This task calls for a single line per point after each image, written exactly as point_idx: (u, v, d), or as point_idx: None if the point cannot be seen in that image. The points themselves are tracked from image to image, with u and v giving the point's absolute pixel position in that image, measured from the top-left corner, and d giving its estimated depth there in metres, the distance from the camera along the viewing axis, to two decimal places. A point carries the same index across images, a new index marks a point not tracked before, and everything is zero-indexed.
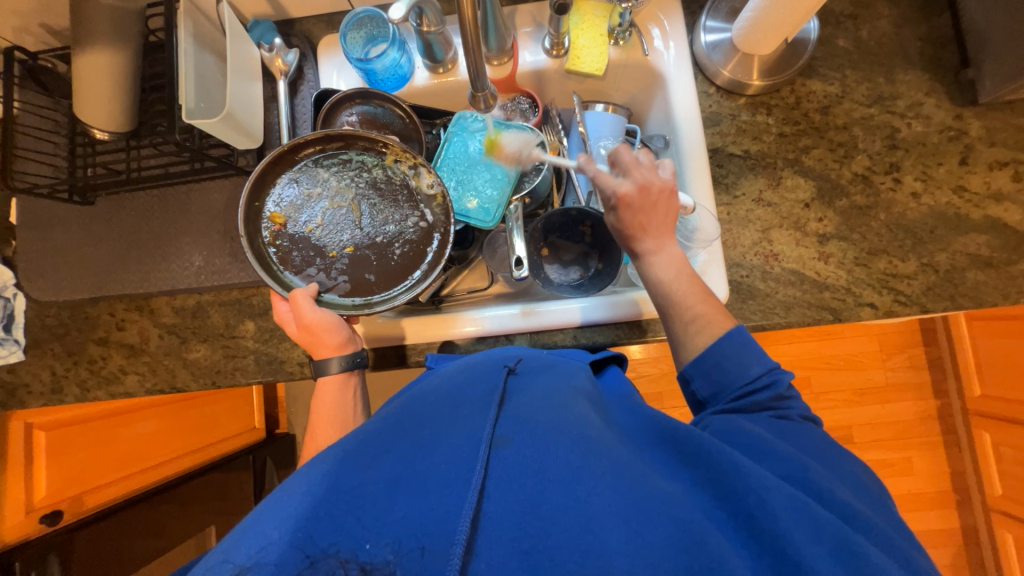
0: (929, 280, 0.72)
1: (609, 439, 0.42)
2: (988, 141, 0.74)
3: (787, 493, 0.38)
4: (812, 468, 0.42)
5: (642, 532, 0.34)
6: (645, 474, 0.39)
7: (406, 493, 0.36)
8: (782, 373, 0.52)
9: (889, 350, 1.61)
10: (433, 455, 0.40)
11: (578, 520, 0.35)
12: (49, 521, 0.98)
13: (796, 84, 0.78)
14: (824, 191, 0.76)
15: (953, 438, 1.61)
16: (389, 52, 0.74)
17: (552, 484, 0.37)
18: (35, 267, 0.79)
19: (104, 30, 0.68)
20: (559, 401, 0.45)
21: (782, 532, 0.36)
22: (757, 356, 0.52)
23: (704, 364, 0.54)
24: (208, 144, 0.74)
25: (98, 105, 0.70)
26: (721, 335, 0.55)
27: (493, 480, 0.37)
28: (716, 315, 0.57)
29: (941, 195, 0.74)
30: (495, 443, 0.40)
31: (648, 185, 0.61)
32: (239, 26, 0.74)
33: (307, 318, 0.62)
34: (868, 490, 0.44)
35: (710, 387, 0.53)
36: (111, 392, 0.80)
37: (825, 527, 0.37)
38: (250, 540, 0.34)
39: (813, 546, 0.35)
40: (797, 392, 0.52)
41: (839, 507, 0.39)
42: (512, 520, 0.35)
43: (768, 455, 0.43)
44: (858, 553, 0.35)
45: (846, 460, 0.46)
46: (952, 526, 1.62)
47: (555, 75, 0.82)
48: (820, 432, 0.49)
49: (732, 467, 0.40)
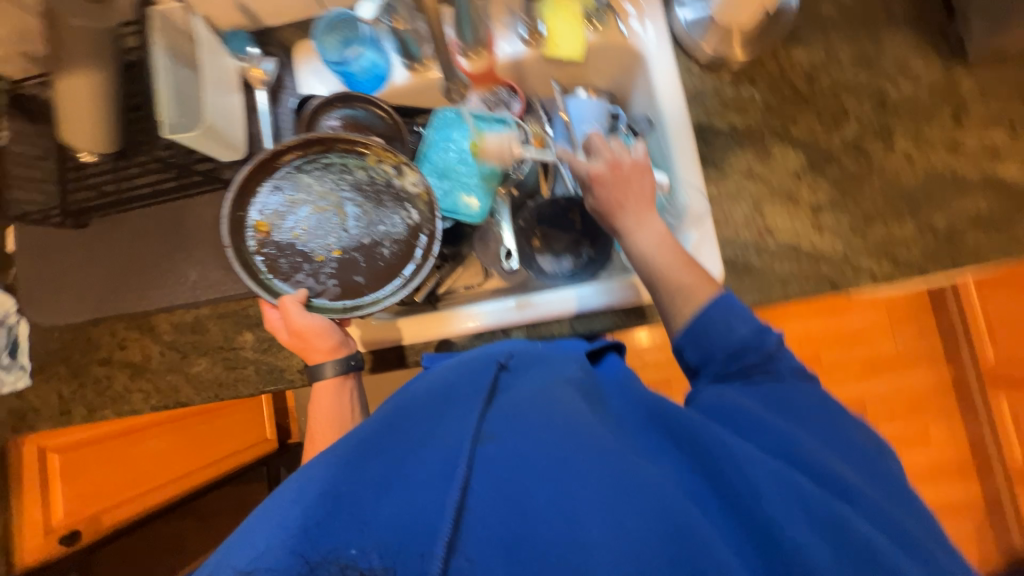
0: (929, 245, 0.71)
1: (598, 426, 0.41)
2: (981, 97, 0.73)
3: (770, 471, 0.39)
4: (800, 440, 0.42)
5: (626, 520, 0.34)
6: (633, 460, 0.39)
7: (391, 494, 0.37)
8: (771, 332, 0.52)
9: (897, 320, 1.59)
10: (418, 455, 0.39)
11: (561, 512, 0.35)
12: (67, 541, 1.04)
13: (779, 54, 0.77)
14: (814, 161, 0.74)
15: (968, 404, 1.59)
16: (365, 53, 0.77)
17: (534, 477, 0.37)
18: (37, 294, 0.80)
19: (81, 53, 0.69)
20: (548, 392, 0.44)
21: (767, 512, 0.36)
22: (741, 317, 0.52)
23: (694, 334, 0.53)
24: (195, 159, 0.77)
25: (84, 130, 0.71)
26: (707, 302, 0.55)
27: (477, 476, 0.37)
28: (701, 284, 0.58)
29: (936, 156, 0.72)
30: (480, 439, 0.40)
31: (619, 163, 0.64)
32: (214, 39, 0.74)
33: (296, 325, 0.63)
34: (864, 456, 0.44)
35: (699, 355, 0.53)
36: (118, 411, 0.81)
37: (810, 500, 0.37)
38: (248, 541, 0.35)
39: (797, 522, 0.36)
40: (788, 349, 0.52)
41: (830, 480, 0.39)
42: (495, 518, 0.35)
43: (758, 430, 0.43)
44: (845, 528, 0.36)
45: (841, 425, 0.46)
46: (975, 494, 1.59)
47: (534, 64, 0.81)
48: (814, 388, 0.49)
49: (719, 447, 0.40)
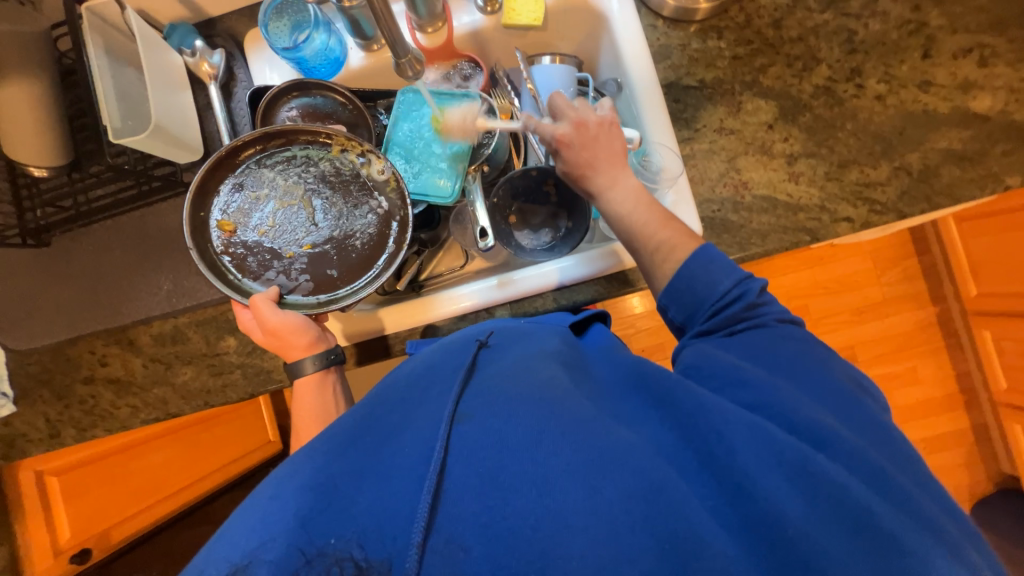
0: (904, 184, 0.71)
1: (575, 397, 0.41)
2: (950, 29, 0.71)
3: (747, 426, 0.39)
4: (781, 391, 0.42)
5: (599, 486, 0.35)
6: (609, 426, 0.39)
7: (371, 482, 0.37)
8: (753, 281, 0.51)
9: (884, 265, 1.61)
10: (397, 442, 0.39)
11: (535, 484, 0.35)
12: (77, 559, 1.06)
13: (744, 1, 0.75)
14: (786, 110, 0.73)
15: (955, 341, 1.63)
16: (315, 36, 0.71)
17: (510, 452, 0.36)
18: (8, 318, 0.78)
19: (14, 60, 0.65)
20: (526, 367, 0.44)
21: (741, 466, 0.37)
22: (723, 269, 0.52)
23: (675, 291, 0.53)
24: (151, 164, 0.74)
25: (29, 141, 0.68)
26: (687, 257, 0.54)
27: (453, 456, 0.37)
28: (681, 238, 0.57)
29: (907, 94, 0.71)
30: (456, 419, 0.39)
31: (585, 122, 0.62)
32: (154, 33, 0.70)
33: (271, 323, 0.61)
34: (848, 399, 0.44)
35: (684, 312, 0.53)
36: (109, 428, 0.80)
37: (785, 450, 0.37)
38: (230, 539, 0.34)
39: (769, 475, 0.36)
40: (771, 297, 0.52)
41: (810, 428, 0.40)
42: (470, 495, 0.35)
43: (738, 384, 0.43)
44: (818, 474, 0.36)
45: (824, 366, 0.46)
46: (964, 427, 1.64)
47: (494, 33, 0.78)
48: (800, 332, 0.49)
49: (695, 407, 0.41)
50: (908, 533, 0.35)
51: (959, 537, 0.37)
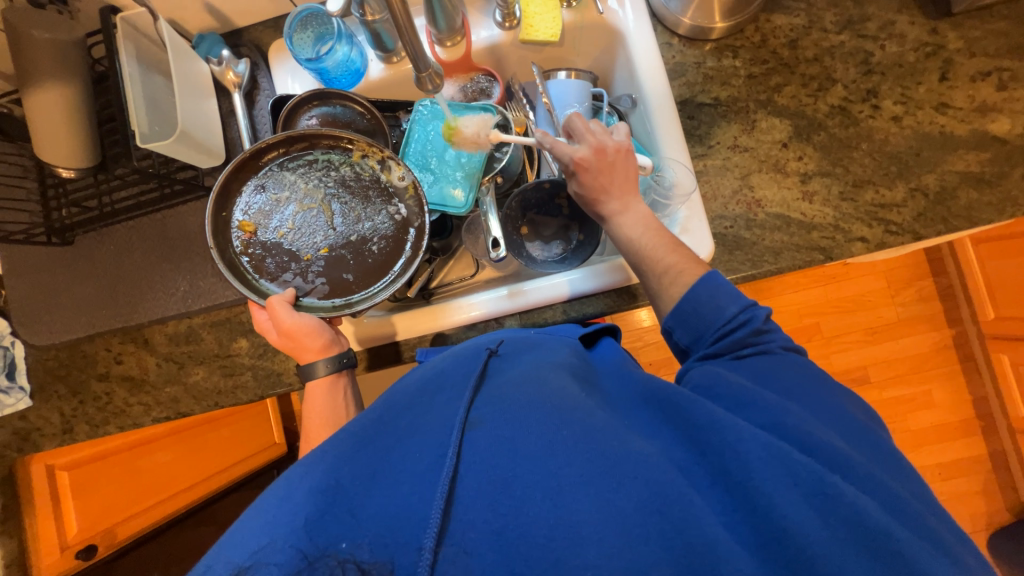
0: (920, 206, 0.70)
1: (587, 407, 0.42)
2: (968, 52, 0.71)
3: (761, 443, 0.38)
4: (790, 413, 0.42)
5: (613, 499, 0.35)
6: (621, 437, 0.39)
7: (382, 486, 0.37)
8: (759, 308, 0.51)
9: (898, 284, 1.58)
10: (408, 446, 0.40)
11: (549, 494, 0.35)
12: (83, 555, 1.06)
13: (760, 21, 0.75)
14: (801, 129, 0.73)
15: (971, 365, 1.59)
16: (338, 48, 0.73)
17: (522, 461, 0.37)
18: (28, 314, 0.80)
19: (48, 65, 0.68)
20: (537, 377, 0.45)
21: (756, 483, 0.36)
22: (730, 296, 0.52)
23: (682, 313, 0.53)
24: (174, 168, 0.76)
25: (57, 142, 0.70)
26: (694, 282, 0.55)
27: (466, 463, 0.37)
28: (688, 264, 0.57)
29: (924, 115, 0.71)
30: (468, 426, 0.40)
31: (604, 148, 0.63)
32: (183, 42, 0.72)
33: (286, 325, 0.62)
34: (856, 423, 0.44)
35: (690, 335, 0.53)
36: (120, 426, 0.81)
37: (801, 470, 0.37)
38: (244, 538, 0.34)
39: (785, 493, 0.36)
40: (777, 325, 0.51)
41: (821, 448, 0.39)
42: (483, 503, 0.35)
43: (748, 405, 0.43)
44: (837, 497, 0.36)
45: (830, 395, 0.45)
46: (981, 453, 1.59)
47: (511, 48, 0.80)
48: (804, 361, 0.49)
49: (707, 422, 0.40)
50: (928, 560, 0.34)
51: (971, 563, 0.37)
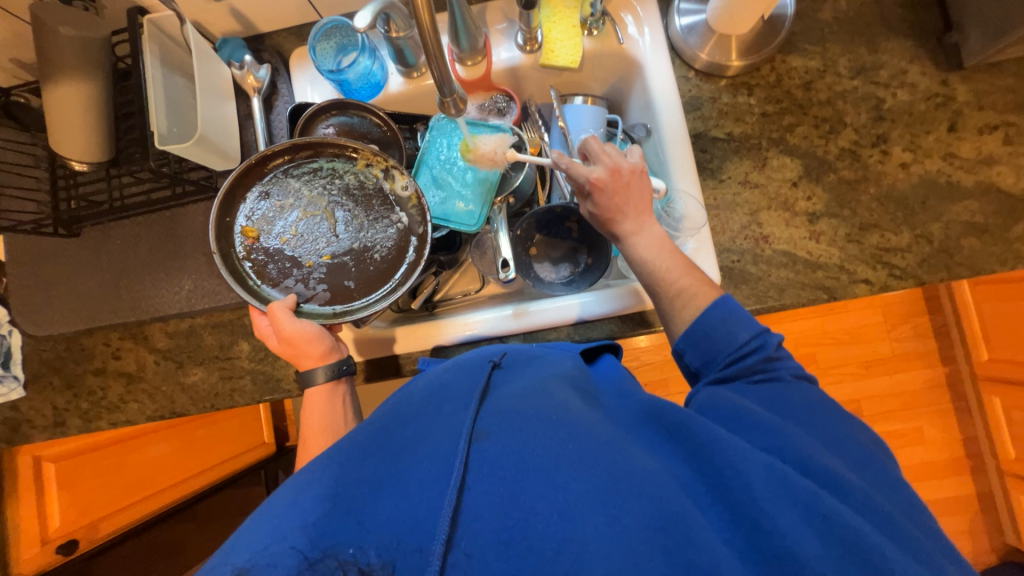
0: (923, 252, 0.71)
1: (592, 422, 0.42)
2: (976, 105, 0.73)
3: (763, 465, 0.38)
4: (792, 436, 0.42)
5: (620, 516, 0.35)
6: (627, 453, 0.40)
7: (388, 496, 0.37)
8: (771, 334, 0.51)
9: (894, 320, 1.60)
10: (414, 454, 0.40)
11: (556, 507, 0.35)
12: (64, 550, 1.03)
13: (775, 61, 0.77)
14: (810, 168, 0.74)
15: (963, 404, 1.60)
16: (361, 60, 0.74)
17: (531, 474, 0.37)
18: (28, 303, 0.79)
19: (70, 59, 0.68)
20: (541, 391, 0.45)
21: (759, 506, 0.36)
22: (742, 322, 0.52)
23: (694, 337, 0.54)
24: (187, 168, 0.75)
25: (75, 137, 0.70)
26: (708, 305, 0.55)
27: (473, 473, 0.37)
28: (702, 287, 0.58)
29: (931, 163, 0.73)
30: (475, 436, 0.40)
31: (619, 169, 0.63)
32: (207, 46, 0.73)
33: (286, 332, 0.62)
34: (862, 453, 0.43)
35: (701, 358, 0.53)
36: (112, 422, 0.80)
37: (801, 493, 0.37)
38: (247, 539, 0.35)
39: (788, 515, 0.36)
40: (788, 352, 0.51)
41: (823, 474, 0.39)
42: (490, 514, 0.35)
43: (749, 427, 0.43)
44: (837, 521, 0.35)
45: (839, 422, 0.45)
46: (968, 493, 1.59)
47: (530, 71, 0.81)
48: (814, 390, 0.49)
49: (710, 441, 0.40)
50: None
51: None
